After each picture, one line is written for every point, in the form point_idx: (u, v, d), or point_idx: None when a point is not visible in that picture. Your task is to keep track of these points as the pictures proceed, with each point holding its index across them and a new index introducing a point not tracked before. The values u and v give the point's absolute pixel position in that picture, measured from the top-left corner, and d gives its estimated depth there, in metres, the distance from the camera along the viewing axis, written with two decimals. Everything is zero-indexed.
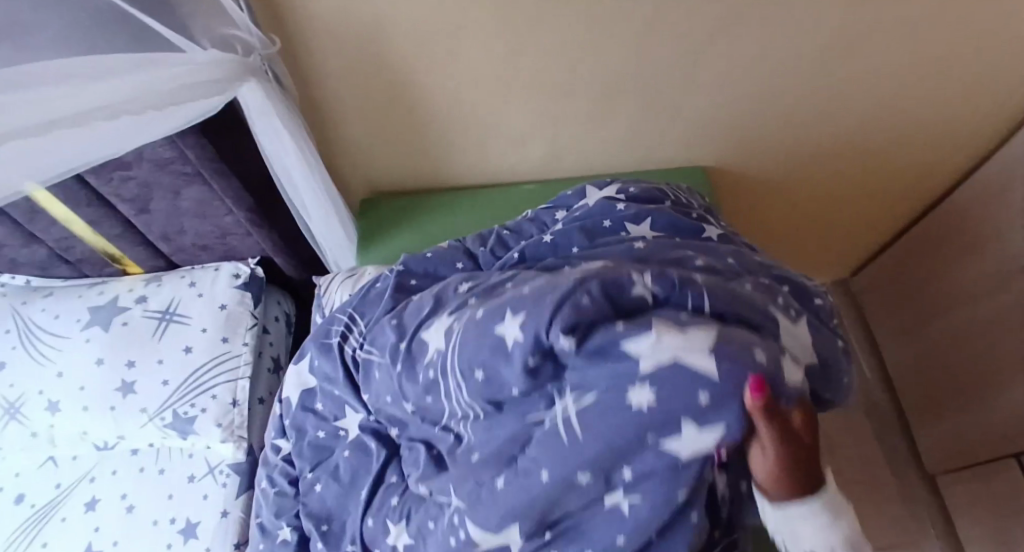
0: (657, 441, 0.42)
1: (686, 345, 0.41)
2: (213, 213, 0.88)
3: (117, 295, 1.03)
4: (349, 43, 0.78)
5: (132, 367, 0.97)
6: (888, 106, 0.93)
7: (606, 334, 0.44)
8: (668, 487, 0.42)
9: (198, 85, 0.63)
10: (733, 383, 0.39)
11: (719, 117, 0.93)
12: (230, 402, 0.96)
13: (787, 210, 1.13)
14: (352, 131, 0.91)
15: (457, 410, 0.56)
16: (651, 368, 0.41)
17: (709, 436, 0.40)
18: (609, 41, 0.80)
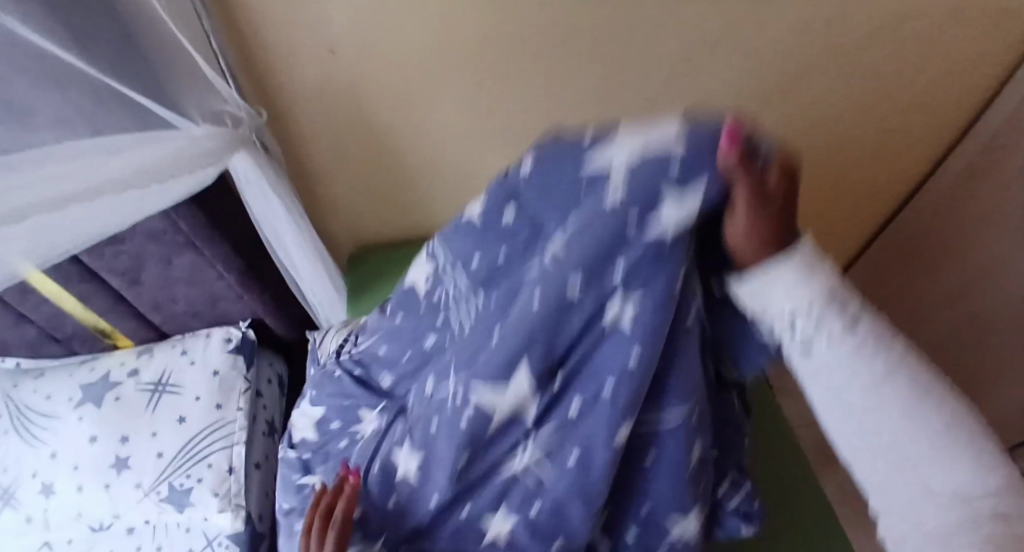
0: (642, 228, 0.40)
1: (648, 134, 0.39)
2: (204, 279, 0.90)
3: (108, 370, 1.03)
4: (330, 104, 0.81)
5: (126, 442, 0.96)
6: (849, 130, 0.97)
7: (572, 151, 0.42)
8: (664, 274, 0.41)
9: (195, 157, 0.67)
10: (705, 142, 0.38)
11: None
12: (227, 468, 0.95)
13: None
14: (336, 188, 0.94)
15: (456, 312, 0.53)
16: (619, 159, 0.39)
17: (690, 200, 0.39)
18: (578, 89, 0.85)
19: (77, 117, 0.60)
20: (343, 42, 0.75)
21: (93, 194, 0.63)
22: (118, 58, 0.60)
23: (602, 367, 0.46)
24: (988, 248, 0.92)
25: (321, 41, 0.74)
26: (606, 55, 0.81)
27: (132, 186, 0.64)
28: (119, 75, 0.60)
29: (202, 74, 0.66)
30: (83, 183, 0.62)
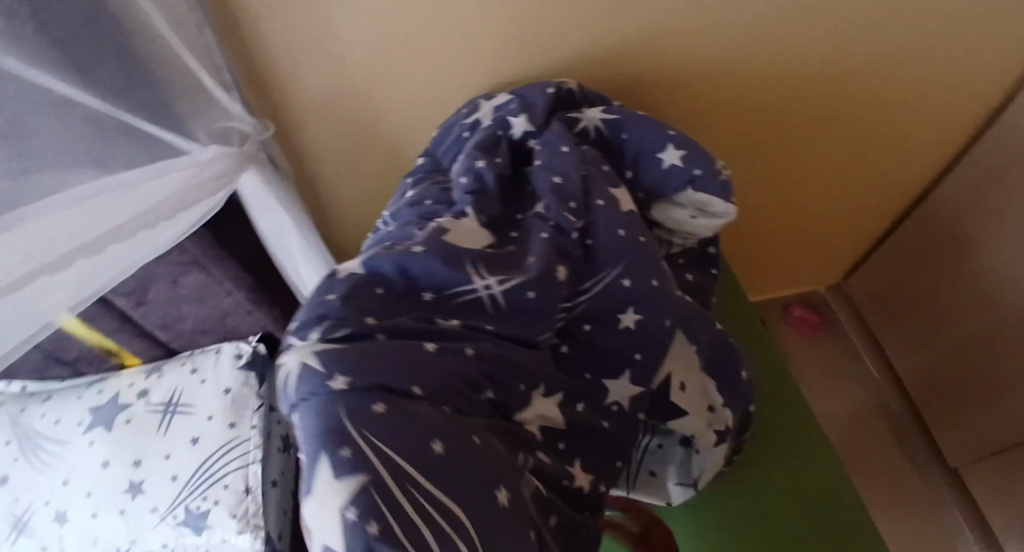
0: (516, 115, 0.74)
1: (496, 99, 0.77)
2: (213, 296, 0.88)
3: (117, 392, 1.00)
4: (338, 114, 0.79)
5: (138, 466, 0.94)
6: (887, 92, 0.98)
7: (454, 115, 0.79)
8: (553, 129, 0.73)
9: (194, 188, 0.65)
10: (528, 88, 0.76)
11: (723, 115, 0.96)
12: (243, 489, 0.93)
13: (790, 198, 1.18)
14: (343, 199, 0.91)
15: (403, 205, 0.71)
16: (483, 102, 0.77)
17: (533, 100, 0.74)
18: (605, 69, 0.83)
19: (79, 162, 0.58)
20: (355, 51, 0.72)
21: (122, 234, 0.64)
22: (114, 78, 0.56)
23: (544, 181, 0.69)
24: None
25: (327, 51, 0.72)
26: (620, 40, 0.80)
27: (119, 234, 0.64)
28: (121, 99, 0.57)
29: (202, 85, 0.62)
30: (70, 240, 0.61)
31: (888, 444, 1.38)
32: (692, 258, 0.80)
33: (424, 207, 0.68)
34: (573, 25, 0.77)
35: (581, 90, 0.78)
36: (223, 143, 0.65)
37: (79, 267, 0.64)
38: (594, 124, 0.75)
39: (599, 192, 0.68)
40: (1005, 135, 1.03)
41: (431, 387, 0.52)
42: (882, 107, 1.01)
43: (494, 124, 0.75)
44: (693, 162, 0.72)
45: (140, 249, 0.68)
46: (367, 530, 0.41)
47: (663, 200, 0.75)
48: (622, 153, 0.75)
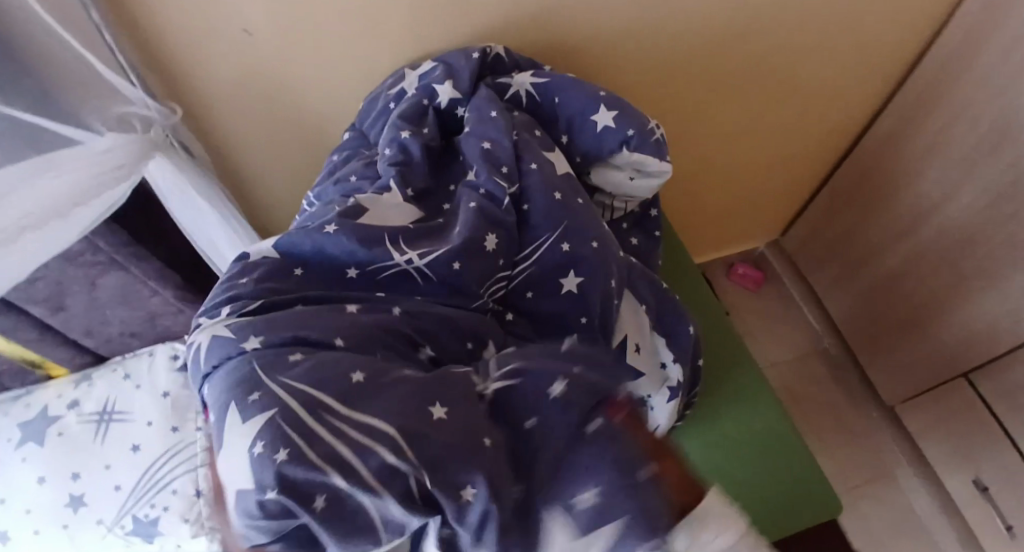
0: (441, 82, 0.71)
1: (420, 68, 0.74)
2: (137, 296, 0.83)
3: (46, 404, 0.94)
4: (253, 91, 0.74)
5: (78, 478, 0.89)
6: (811, 36, 0.98)
7: (378, 88, 0.76)
8: (479, 95, 0.70)
9: (95, 179, 0.60)
10: (454, 56, 0.73)
11: (658, 70, 0.94)
12: (194, 492, 0.88)
13: (727, 152, 1.19)
14: (270, 183, 0.87)
15: (332, 182, 0.68)
16: (409, 73, 0.74)
17: (459, 68, 0.72)
18: (534, 27, 0.81)
19: None
20: (263, 21, 0.67)
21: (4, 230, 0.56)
22: None
23: (470, 151, 0.67)
24: (983, 114, 0.98)
25: (234, 25, 0.67)
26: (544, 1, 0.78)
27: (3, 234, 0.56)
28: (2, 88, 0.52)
29: (94, 70, 0.57)
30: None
31: (830, 386, 1.45)
32: (634, 222, 0.79)
33: (350, 184, 0.66)
34: None
35: (509, 55, 0.76)
36: (126, 130, 0.61)
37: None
38: (524, 89, 0.73)
39: (532, 156, 0.67)
40: (926, 75, 1.06)
41: (354, 336, 0.50)
42: (810, 53, 1.01)
43: (418, 95, 0.72)
44: (626, 123, 0.70)
45: (34, 248, 0.60)
46: (273, 457, 0.38)
47: (601, 164, 0.74)
48: (555, 118, 0.74)
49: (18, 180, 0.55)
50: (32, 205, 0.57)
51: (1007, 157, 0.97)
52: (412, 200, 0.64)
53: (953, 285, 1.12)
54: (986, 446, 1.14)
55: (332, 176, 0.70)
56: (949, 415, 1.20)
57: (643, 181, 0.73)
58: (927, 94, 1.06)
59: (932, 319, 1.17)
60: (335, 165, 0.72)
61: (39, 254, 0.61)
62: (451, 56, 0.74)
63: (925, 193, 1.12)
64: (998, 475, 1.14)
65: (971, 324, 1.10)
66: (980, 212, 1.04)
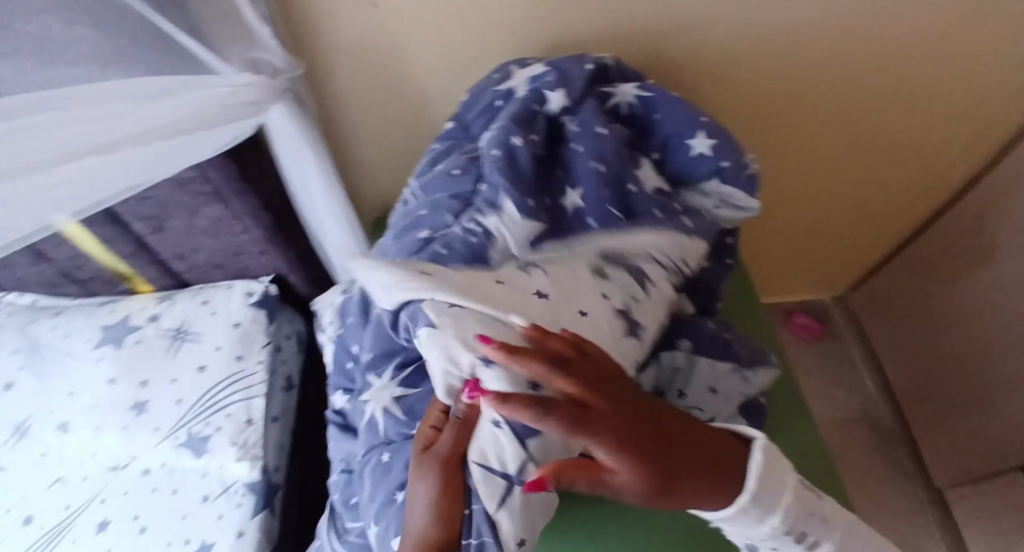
0: (551, 88, 0.72)
1: (530, 67, 0.75)
2: (229, 231, 0.89)
3: (129, 314, 1.03)
4: (368, 60, 0.79)
5: (145, 385, 0.96)
6: (918, 95, 0.96)
7: (483, 79, 0.79)
8: (587, 105, 0.72)
9: (218, 111, 0.65)
10: (565, 62, 0.73)
11: (755, 100, 0.94)
12: (246, 420, 0.94)
13: (812, 194, 1.17)
14: (366, 150, 0.91)
15: (437, 176, 0.72)
16: (518, 70, 0.75)
17: (572, 73, 0.72)
18: (642, 37, 0.82)
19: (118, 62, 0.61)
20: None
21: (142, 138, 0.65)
22: None
23: (580, 167, 0.68)
24: None
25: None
26: (655, 14, 0.80)
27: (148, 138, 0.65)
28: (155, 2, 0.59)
29: (238, 14, 0.64)
30: (97, 135, 0.61)
31: (877, 450, 1.40)
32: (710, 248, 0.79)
33: (454, 184, 0.69)
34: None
35: (616, 65, 0.76)
36: (254, 71, 0.65)
37: (106, 159, 0.65)
38: (627, 100, 0.75)
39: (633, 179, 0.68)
40: None
41: None
42: (916, 109, 0.98)
43: (528, 96, 0.72)
44: (722, 154, 0.72)
45: (170, 153, 0.69)
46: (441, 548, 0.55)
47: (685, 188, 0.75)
48: (652, 134, 0.75)
49: (155, 99, 0.62)
50: (166, 124, 0.64)
51: None
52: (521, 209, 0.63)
53: None
54: None
55: (433, 168, 0.74)
56: None
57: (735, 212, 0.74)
58: None
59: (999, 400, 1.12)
60: (437, 154, 0.76)
61: (173, 159, 0.70)
62: (562, 59, 0.75)
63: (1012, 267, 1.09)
64: None
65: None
66: None
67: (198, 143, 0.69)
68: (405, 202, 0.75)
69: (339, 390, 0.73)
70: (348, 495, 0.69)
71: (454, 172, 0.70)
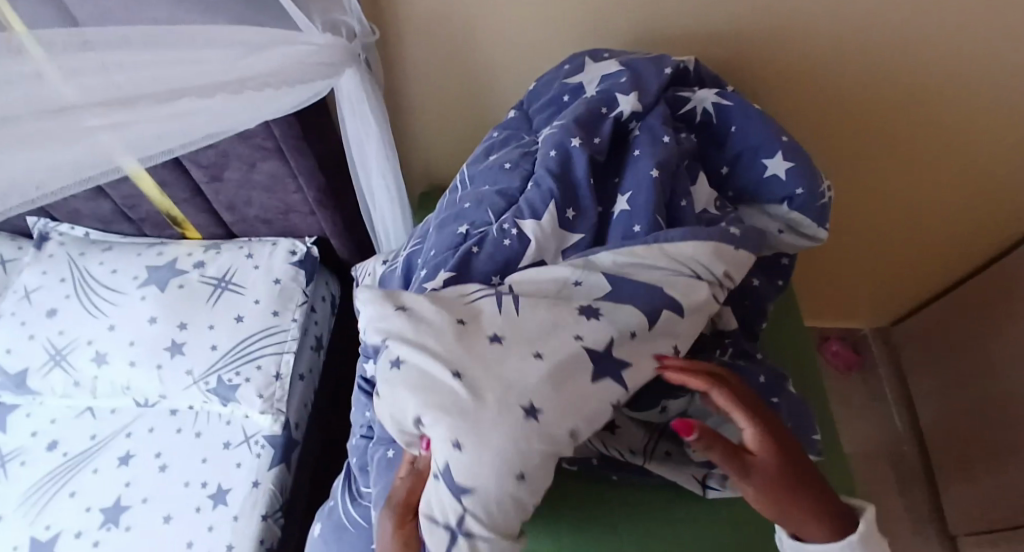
0: (619, 92, 0.70)
1: (603, 67, 0.74)
2: (282, 189, 0.91)
3: (175, 258, 1.05)
4: (440, 34, 0.79)
5: (183, 328, 0.99)
6: (989, 131, 0.92)
7: (554, 72, 0.79)
8: (656, 112, 0.70)
9: (288, 69, 0.67)
10: (640, 67, 0.72)
11: (823, 116, 0.92)
12: (274, 374, 0.96)
13: (867, 222, 1.14)
14: (425, 124, 0.92)
15: (491, 168, 0.71)
16: (595, 67, 0.75)
17: (644, 78, 0.71)
18: (716, 38, 0.81)
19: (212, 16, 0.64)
20: None
21: (212, 88, 0.66)
22: None
23: (631, 173, 0.64)
24: None
25: None
26: (734, 16, 0.78)
27: (218, 89, 0.66)
28: None
29: None
30: (174, 82, 0.65)
31: (896, 491, 1.37)
32: (761, 265, 0.77)
33: (504, 177, 0.69)
34: None
35: (695, 70, 0.77)
36: (333, 33, 0.66)
37: (185, 109, 0.68)
38: (703, 106, 0.73)
39: (683, 193, 0.64)
40: None
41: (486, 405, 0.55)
42: (989, 147, 0.95)
43: (598, 96, 0.71)
44: (797, 180, 0.68)
45: (239, 110, 0.70)
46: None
47: (751, 207, 0.73)
48: (723, 143, 0.73)
49: (232, 50, 0.64)
50: (237, 76, 0.66)
51: None
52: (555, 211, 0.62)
53: None
54: None
55: (486, 159, 0.75)
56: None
57: (794, 239, 0.73)
58: None
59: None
60: (496, 146, 0.76)
61: (241, 116, 0.71)
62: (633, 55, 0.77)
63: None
64: None
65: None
66: None
67: (265, 103, 0.70)
68: (455, 187, 0.75)
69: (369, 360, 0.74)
70: (365, 461, 0.70)
71: (505, 166, 0.70)
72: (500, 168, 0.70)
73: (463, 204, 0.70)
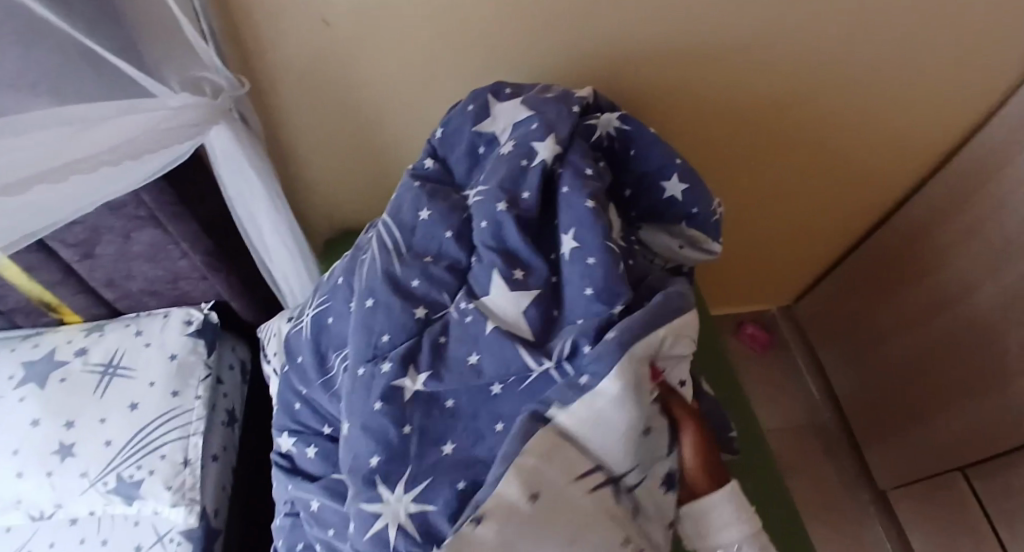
0: (538, 139, 0.63)
1: (513, 110, 0.70)
2: (167, 257, 0.84)
3: (54, 348, 0.94)
4: (315, 77, 0.75)
5: (70, 428, 0.88)
6: (855, 118, 0.99)
7: (459, 112, 0.74)
8: (576, 148, 0.63)
9: (156, 133, 0.61)
10: (550, 106, 0.68)
11: (708, 122, 0.96)
12: (181, 461, 0.87)
13: (764, 214, 1.20)
14: (316, 169, 0.88)
15: (424, 233, 0.64)
16: (501, 109, 0.71)
17: (557, 118, 0.66)
18: (597, 54, 0.81)
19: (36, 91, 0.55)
20: (339, 15, 0.69)
21: (77, 166, 0.59)
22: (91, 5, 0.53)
23: (575, 219, 0.57)
24: (1004, 220, 1.00)
25: (314, 14, 0.68)
26: (611, 33, 0.79)
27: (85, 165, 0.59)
28: (87, 23, 0.54)
29: (183, 35, 0.59)
30: (23, 166, 0.56)
31: (823, 459, 1.48)
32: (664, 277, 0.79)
33: (446, 245, 0.62)
34: (566, 11, 0.75)
35: (594, 101, 0.75)
36: (194, 91, 0.62)
37: (42, 195, 0.59)
38: (610, 129, 0.71)
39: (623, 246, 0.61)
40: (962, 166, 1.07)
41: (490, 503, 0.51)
42: (855, 134, 1.02)
43: (515, 148, 0.64)
44: (692, 199, 0.70)
45: (106, 185, 0.63)
46: None
47: (652, 226, 0.74)
48: (625, 165, 0.72)
49: (88, 121, 0.57)
50: (106, 147, 0.59)
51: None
52: (519, 284, 0.56)
53: (964, 381, 1.12)
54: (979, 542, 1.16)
55: (417, 216, 0.65)
56: (938, 501, 1.24)
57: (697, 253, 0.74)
58: (960, 191, 1.07)
59: (942, 416, 1.17)
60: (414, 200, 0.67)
61: (110, 191, 0.63)
62: (524, 87, 0.76)
63: (943, 286, 1.13)
64: None
65: (964, 424, 1.13)
66: (994, 316, 1.05)
67: (137, 172, 0.63)
68: (388, 246, 0.64)
69: (283, 432, 0.68)
70: (293, 542, 0.64)
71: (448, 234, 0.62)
72: (436, 233, 0.63)
73: (400, 280, 0.61)
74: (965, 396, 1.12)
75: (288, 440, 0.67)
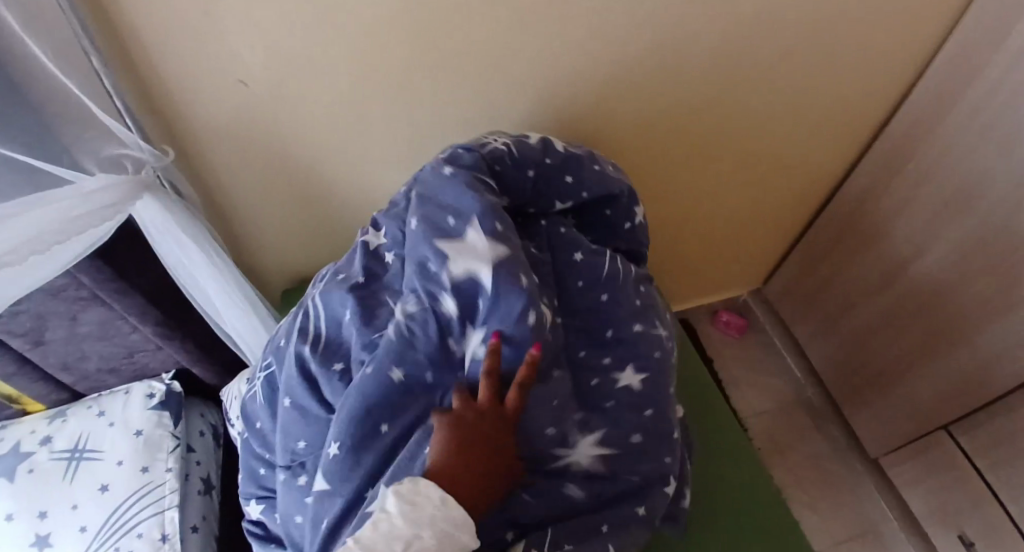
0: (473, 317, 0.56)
1: (461, 231, 0.59)
2: (118, 333, 0.83)
3: (18, 440, 0.91)
4: (245, 138, 0.76)
5: (44, 518, 0.85)
6: (787, 104, 1.01)
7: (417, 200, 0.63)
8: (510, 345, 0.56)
9: (77, 219, 0.61)
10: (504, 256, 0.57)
11: (646, 132, 0.97)
12: (159, 537, 0.85)
13: (717, 209, 1.22)
14: (260, 226, 0.88)
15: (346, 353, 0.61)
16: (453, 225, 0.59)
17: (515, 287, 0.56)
18: (523, 82, 0.82)
19: None
20: (258, 75, 0.70)
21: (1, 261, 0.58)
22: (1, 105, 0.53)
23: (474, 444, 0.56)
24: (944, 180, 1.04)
25: (231, 75, 0.69)
26: (533, 63, 0.80)
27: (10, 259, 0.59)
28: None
29: (97, 120, 0.59)
30: None
31: (812, 439, 1.49)
32: None
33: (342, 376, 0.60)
34: (486, 50, 0.76)
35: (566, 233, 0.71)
36: (117, 172, 0.63)
37: None
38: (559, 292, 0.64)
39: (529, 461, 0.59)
40: (894, 138, 1.10)
41: None
42: (788, 121, 1.05)
43: (432, 312, 0.57)
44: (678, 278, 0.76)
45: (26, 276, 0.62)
46: None
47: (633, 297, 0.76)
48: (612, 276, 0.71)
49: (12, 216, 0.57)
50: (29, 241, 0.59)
51: (968, 224, 1.03)
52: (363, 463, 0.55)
53: (930, 339, 1.15)
54: (969, 496, 1.18)
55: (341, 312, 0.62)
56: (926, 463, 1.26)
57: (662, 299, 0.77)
58: (897, 159, 1.11)
59: (918, 378, 1.19)
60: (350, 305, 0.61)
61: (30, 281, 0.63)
62: (528, 147, 0.72)
63: (896, 253, 1.17)
64: (983, 528, 1.17)
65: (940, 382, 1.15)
66: (951, 275, 1.08)
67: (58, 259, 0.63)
68: (318, 338, 0.63)
69: (252, 499, 0.68)
70: None
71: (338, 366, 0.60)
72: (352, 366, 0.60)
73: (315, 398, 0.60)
74: (935, 354, 1.15)
75: (259, 506, 0.66)
